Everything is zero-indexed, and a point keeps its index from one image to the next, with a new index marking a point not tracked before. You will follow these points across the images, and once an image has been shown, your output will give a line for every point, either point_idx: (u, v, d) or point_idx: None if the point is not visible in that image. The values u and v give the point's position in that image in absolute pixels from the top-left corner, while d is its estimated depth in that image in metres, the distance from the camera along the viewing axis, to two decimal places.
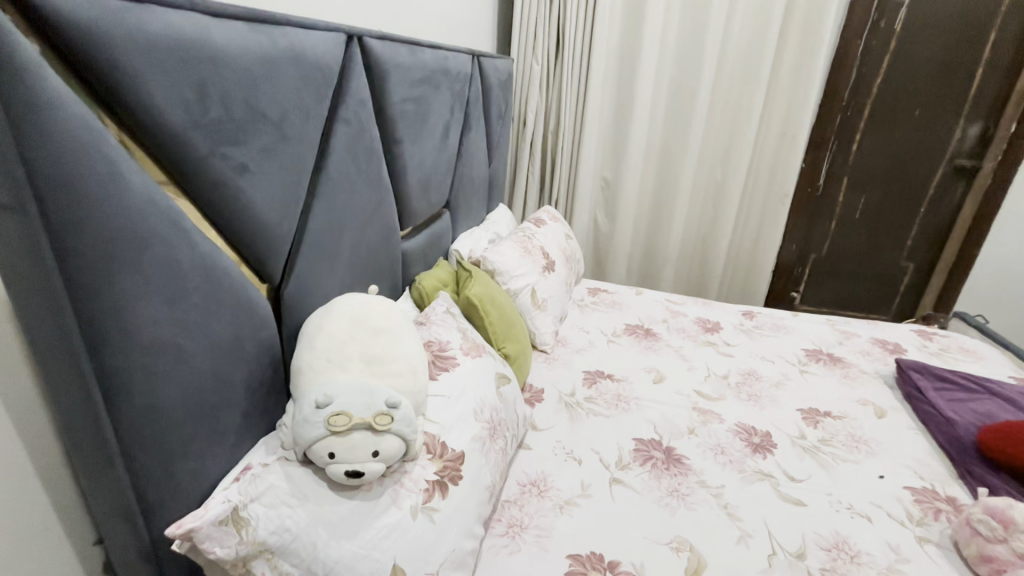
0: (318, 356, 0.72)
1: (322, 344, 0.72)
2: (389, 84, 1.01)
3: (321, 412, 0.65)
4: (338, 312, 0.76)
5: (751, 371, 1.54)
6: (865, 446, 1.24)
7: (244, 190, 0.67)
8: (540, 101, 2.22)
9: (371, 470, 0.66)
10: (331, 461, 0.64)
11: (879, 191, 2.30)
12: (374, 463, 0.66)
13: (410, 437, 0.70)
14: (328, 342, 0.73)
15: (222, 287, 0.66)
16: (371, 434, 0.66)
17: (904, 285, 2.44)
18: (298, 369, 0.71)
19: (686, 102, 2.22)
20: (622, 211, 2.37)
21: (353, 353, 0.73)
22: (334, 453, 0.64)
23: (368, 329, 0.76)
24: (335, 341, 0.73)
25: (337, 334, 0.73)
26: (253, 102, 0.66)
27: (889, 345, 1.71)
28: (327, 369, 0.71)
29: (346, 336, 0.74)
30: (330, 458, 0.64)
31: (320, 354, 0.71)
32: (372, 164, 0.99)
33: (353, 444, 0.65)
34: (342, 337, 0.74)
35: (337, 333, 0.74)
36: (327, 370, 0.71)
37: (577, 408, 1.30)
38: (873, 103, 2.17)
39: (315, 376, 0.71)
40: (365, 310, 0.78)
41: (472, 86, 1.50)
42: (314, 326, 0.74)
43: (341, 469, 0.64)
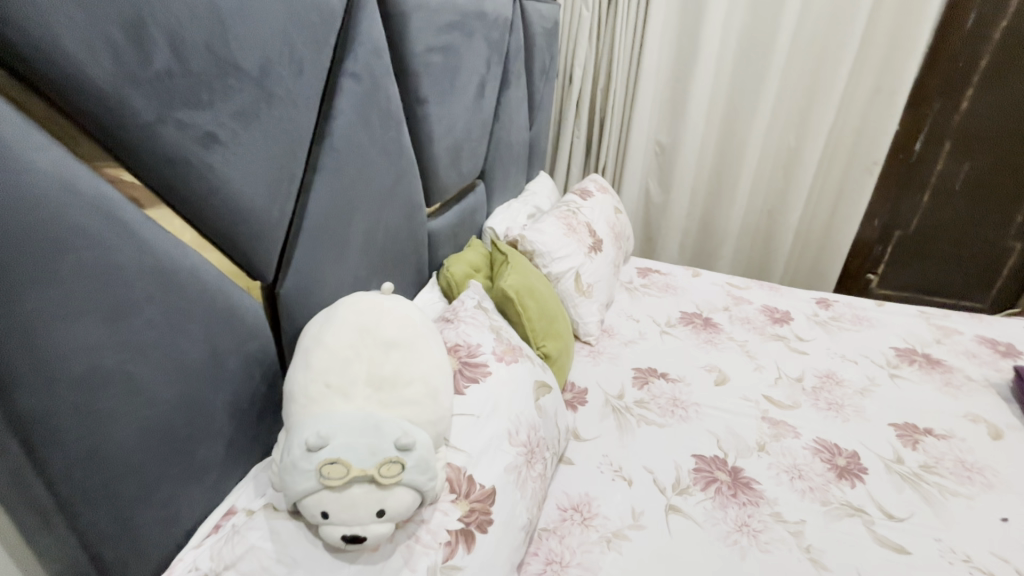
0: (313, 378, 0.57)
1: (320, 363, 0.58)
2: (411, 30, 0.82)
3: (317, 457, 0.51)
4: (342, 319, 0.61)
5: (829, 373, 1.32)
6: (979, 476, 1.03)
7: (215, 168, 0.51)
8: (590, 54, 1.97)
9: (376, 531, 0.52)
10: (326, 518, 0.51)
11: (990, 159, 1.95)
12: (378, 522, 0.52)
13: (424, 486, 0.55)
14: (328, 359, 0.58)
15: (189, 294, 0.51)
16: (376, 488, 0.51)
17: (1009, 270, 2.11)
18: (289, 393, 0.57)
19: (760, 54, 1.91)
20: (677, 179, 2.12)
21: (358, 375, 0.58)
22: (327, 512, 0.51)
23: (376, 342, 0.61)
24: (336, 359, 0.58)
25: (339, 351, 0.59)
26: (222, 49, 0.50)
27: (1001, 346, 1.44)
28: (326, 396, 0.56)
29: (350, 352, 0.59)
30: (326, 516, 0.51)
31: (317, 376, 0.57)
32: (390, 132, 0.81)
33: (353, 502, 0.51)
34: (344, 354, 0.59)
35: (340, 348, 0.59)
36: (325, 397, 0.56)
37: (625, 414, 1.15)
38: (994, 50, 1.80)
39: (310, 402, 0.56)
40: (376, 318, 0.63)
41: (513, 35, 1.28)
42: (313, 338, 0.60)
43: (337, 533, 0.51)
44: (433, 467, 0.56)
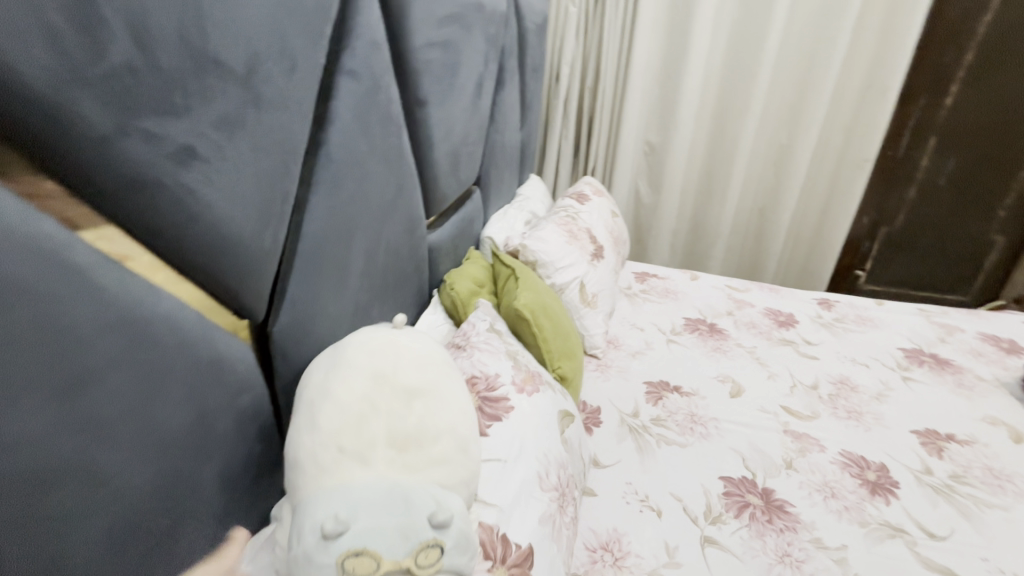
0: (324, 442, 0.47)
1: (329, 423, 0.48)
2: (409, 22, 0.72)
3: (338, 547, 0.41)
4: (353, 366, 0.52)
5: (843, 378, 1.28)
6: (1010, 484, 1.00)
7: (195, 190, 0.41)
8: (577, 51, 1.89)
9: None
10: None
11: (973, 153, 1.96)
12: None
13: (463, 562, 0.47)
14: (341, 417, 0.49)
15: (168, 350, 0.41)
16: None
17: (992, 263, 2.14)
18: (294, 462, 0.47)
19: (750, 50, 1.87)
20: (668, 179, 2.07)
21: (378, 435, 0.49)
22: None
23: (395, 391, 0.52)
24: (350, 417, 0.49)
25: (353, 406, 0.49)
26: (198, 38, 0.39)
27: (1003, 343, 1.44)
28: (340, 464, 0.47)
29: (366, 407, 0.50)
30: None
31: (327, 440, 0.47)
32: (391, 138, 0.71)
33: None
34: (360, 409, 0.50)
35: (354, 403, 0.49)
36: (339, 466, 0.47)
37: (643, 434, 1.07)
38: (977, 46, 1.81)
39: (322, 472, 0.46)
40: (392, 363, 0.53)
41: (508, 29, 1.19)
42: (320, 391, 0.50)
43: None
44: (472, 538, 0.48)
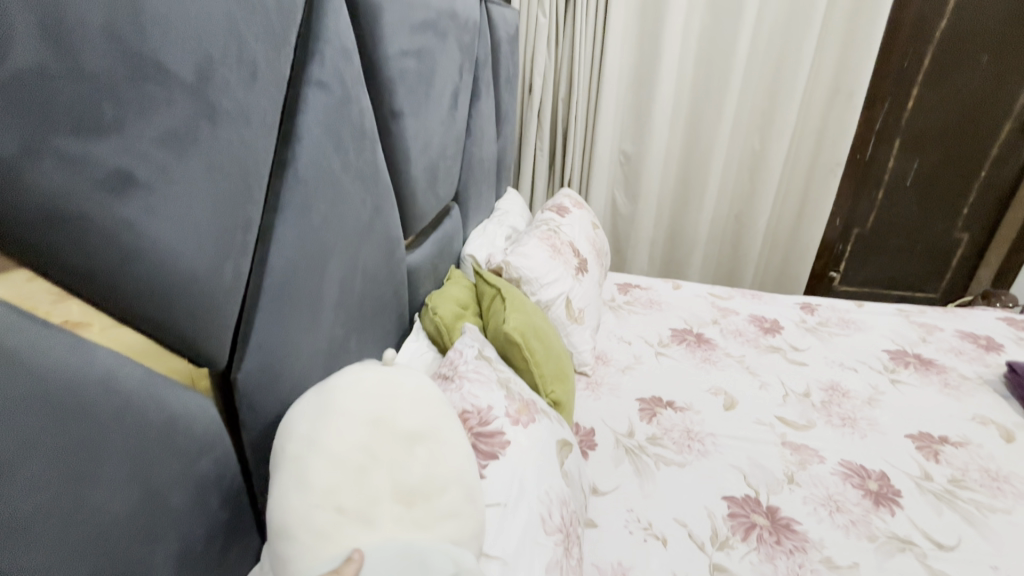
0: (319, 505, 0.44)
1: (324, 482, 0.44)
2: (382, 30, 0.67)
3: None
4: (345, 413, 0.48)
5: (833, 384, 1.27)
6: (1008, 485, 0.99)
7: (135, 224, 0.35)
8: (549, 62, 1.87)
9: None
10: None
11: (936, 154, 2.02)
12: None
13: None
14: (337, 473, 0.45)
15: (105, 415, 0.34)
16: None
17: (957, 260, 2.20)
18: (282, 528, 0.43)
19: (720, 58, 1.89)
20: (645, 188, 2.06)
21: (381, 489, 0.47)
22: None
23: (395, 439, 0.50)
24: (348, 473, 0.46)
25: (351, 461, 0.46)
26: (135, 40, 0.33)
27: (981, 340, 1.46)
28: (340, 527, 0.44)
29: (366, 459, 0.47)
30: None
31: (324, 501, 0.44)
32: (365, 154, 0.65)
33: None
34: (359, 463, 0.47)
35: (352, 456, 0.46)
36: (340, 528, 0.44)
37: (641, 455, 1.02)
38: (935, 51, 1.87)
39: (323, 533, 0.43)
40: (392, 412, 0.51)
41: (481, 40, 1.15)
42: (310, 443, 0.45)
43: None
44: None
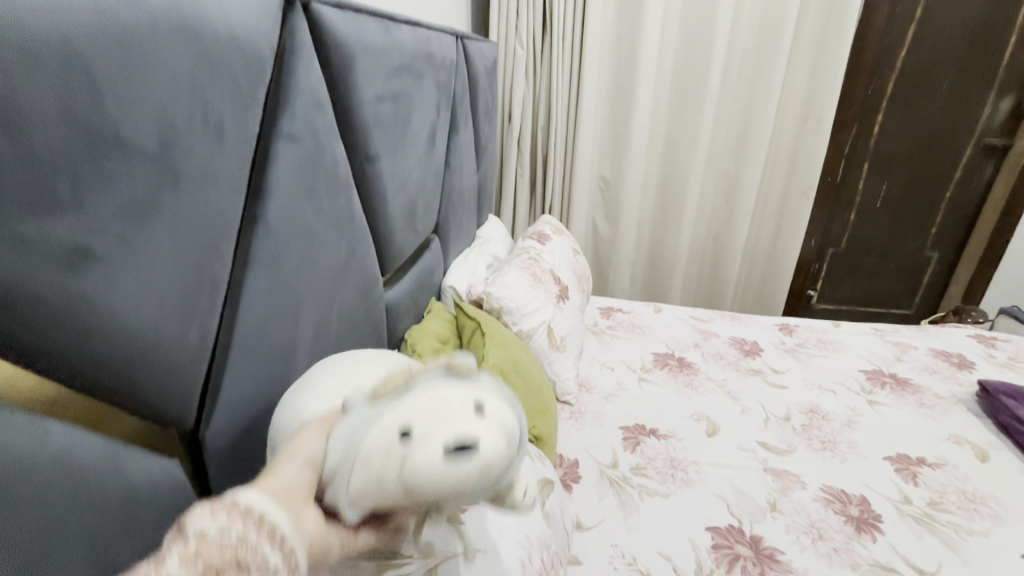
0: (329, 382, 0.49)
1: (330, 370, 0.51)
2: (355, 78, 0.67)
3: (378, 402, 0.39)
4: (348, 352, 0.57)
5: (813, 407, 1.29)
6: (984, 507, 1.01)
7: (93, 298, 0.34)
8: (528, 91, 1.91)
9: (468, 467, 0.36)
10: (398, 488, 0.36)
11: (903, 176, 2.09)
12: (460, 458, 0.35)
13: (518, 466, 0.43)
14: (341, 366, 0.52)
15: (60, 497, 0.33)
16: (474, 407, 0.38)
17: (928, 276, 2.26)
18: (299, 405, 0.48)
19: (694, 86, 1.94)
20: (625, 212, 2.09)
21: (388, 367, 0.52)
22: (409, 428, 0.37)
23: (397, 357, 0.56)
24: (351, 363, 0.52)
25: (353, 360, 0.53)
26: (93, 116, 0.33)
27: (954, 358, 1.50)
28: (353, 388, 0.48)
29: (369, 358, 0.54)
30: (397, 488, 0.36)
31: (333, 379, 0.50)
32: (339, 200, 0.66)
33: (436, 399, 0.38)
34: (362, 360, 0.53)
35: (355, 359, 0.53)
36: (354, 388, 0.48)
37: (624, 486, 1.02)
38: (897, 77, 1.94)
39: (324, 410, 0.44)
40: (389, 357, 0.56)
41: (458, 75, 1.17)
42: (310, 381, 0.51)
43: (433, 446, 0.35)
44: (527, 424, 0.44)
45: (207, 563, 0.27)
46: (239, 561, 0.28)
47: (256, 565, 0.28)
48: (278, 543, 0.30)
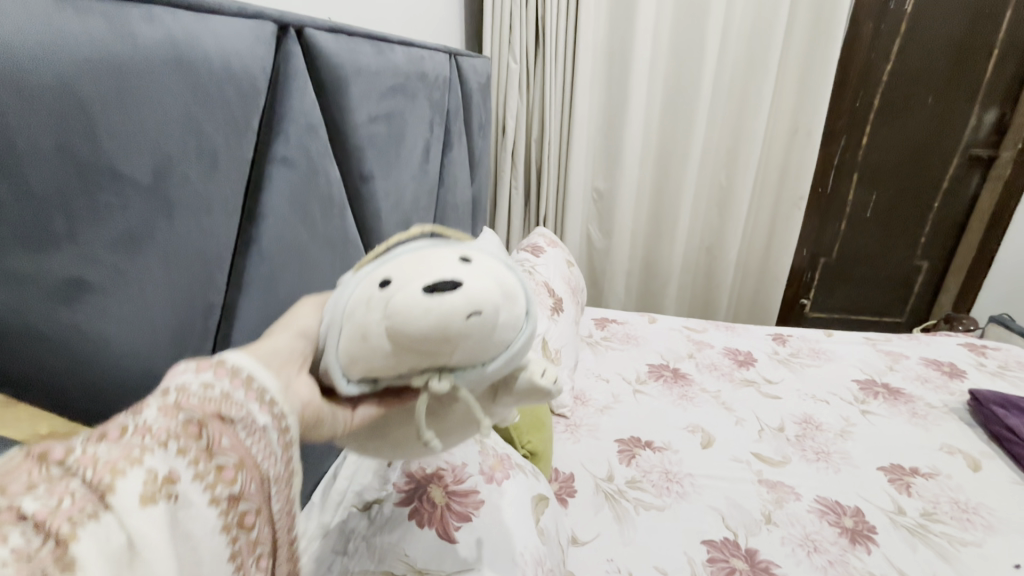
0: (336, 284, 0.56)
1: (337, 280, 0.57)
2: (349, 100, 0.68)
3: (370, 276, 0.46)
4: None
5: (807, 417, 1.29)
6: (976, 516, 1.02)
7: (83, 328, 0.37)
8: (521, 105, 1.93)
9: (448, 303, 0.40)
10: (388, 335, 0.41)
11: (892, 187, 2.12)
12: (437, 293, 0.40)
13: (515, 339, 0.47)
14: None
15: None
16: (455, 264, 0.44)
17: (919, 285, 2.28)
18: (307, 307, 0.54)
19: (683, 100, 1.97)
20: (619, 224, 2.10)
21: None
22: (390, 280, 0.43)
23: None
24: None
25: None
26: (87, 151, 0.35)
27: (945, 367, 1.51)
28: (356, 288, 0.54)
29: None
30: (388, 336, 0.41)
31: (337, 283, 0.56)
32: (334, 220, 0.67)
33: (417, 260, 0.45)
34: None
35: None
36: None
37: (620, 500, 1.02)
38: (884, 90, 1.98)
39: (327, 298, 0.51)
40: None
41: (451, 92, 1.19)
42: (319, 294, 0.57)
43: (412, 286, 0.41)
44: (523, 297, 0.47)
45: (190, 410, 0.31)
46: (221, 412, 0.32)
47: (236, 415, 0.33)
48: (260, 405, 0.35)
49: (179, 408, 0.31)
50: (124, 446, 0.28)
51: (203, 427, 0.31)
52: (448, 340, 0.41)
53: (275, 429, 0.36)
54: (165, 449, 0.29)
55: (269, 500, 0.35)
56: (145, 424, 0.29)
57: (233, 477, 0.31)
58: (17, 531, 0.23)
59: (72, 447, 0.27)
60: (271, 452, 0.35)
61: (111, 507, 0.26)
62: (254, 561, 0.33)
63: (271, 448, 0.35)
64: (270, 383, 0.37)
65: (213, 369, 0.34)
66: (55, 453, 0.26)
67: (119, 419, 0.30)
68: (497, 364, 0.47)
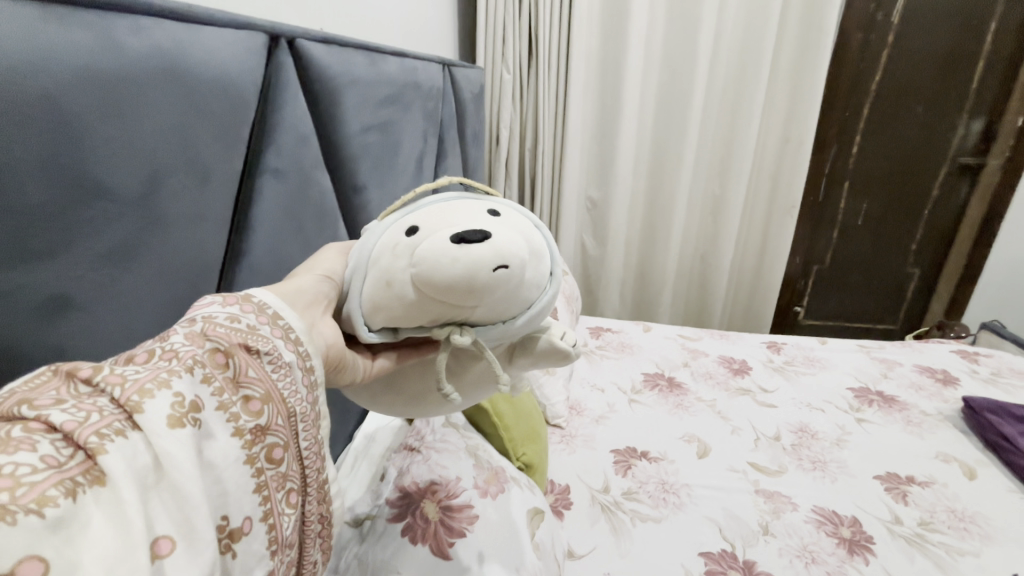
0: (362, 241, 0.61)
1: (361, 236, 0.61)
2: (342, 111, 0.68)
3: (402, 226, 0.52)
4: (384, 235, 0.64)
5: (802, 425, 1.29)
6: (973, 525, 1.01)
7: (67, 348, 0.36)
8: (515, 114, 1.94)
9: (473, 255, 0.46)
10: (416, 279, 0.48)
11: (883, 195, 2.14)
12: (464, 245, 0.47)
13: (532, 299, 0.53)
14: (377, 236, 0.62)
15: None
16: (480, 221, 0.50)
17: (911, 292, 2.30)
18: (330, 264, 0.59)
19: (675, 109, 1.98)
20: (613, 232, 2.10)
21: None
22: (420, 230, 0.50)
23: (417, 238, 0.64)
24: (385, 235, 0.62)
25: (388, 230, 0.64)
26: (73, 166, 0.34)
27: (939, 374, 1.51)
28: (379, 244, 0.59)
29: None
30: (416, 280, 0.48)
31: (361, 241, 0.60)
32: (326, 232, 0.66)
33: (447, 213, 0.51)
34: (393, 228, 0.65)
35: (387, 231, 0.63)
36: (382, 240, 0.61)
37: (617, 512, 1.01)
38: (873, 100, 2.00)
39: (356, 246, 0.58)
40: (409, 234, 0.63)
41: (445, 102, 1.19)
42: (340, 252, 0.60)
43: (442, 236, 0.48)
44: (542, 256, 0.53)
45: (216, 341, 0.37)
46: (245, 344, 0.38)
47: (261, 347, 0.39)
48: (281, 342, 0.41)
49: (206, 337, 0.37)
50: (152, 368, 0.33)
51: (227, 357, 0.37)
52: (474, 291, 0.47)
53: (299, 365, 0.42)
54: (192, 373, 0.34)
55: (296, 434, 0.40)
56: (173, 348, 0.34)
57: (259, 408, 0.37)
58: (47, 441, 0.27)
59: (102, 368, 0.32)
60: (294, 388, 0.41)
61: (137, 424, 0.30)
62: (282, 492, 0.38)
63: (293, 384, 0.41)
64: (293, 322, 0.43)
65: (237, 307, 0.40)
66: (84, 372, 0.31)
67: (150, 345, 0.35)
68: (513, 318, 0.53)
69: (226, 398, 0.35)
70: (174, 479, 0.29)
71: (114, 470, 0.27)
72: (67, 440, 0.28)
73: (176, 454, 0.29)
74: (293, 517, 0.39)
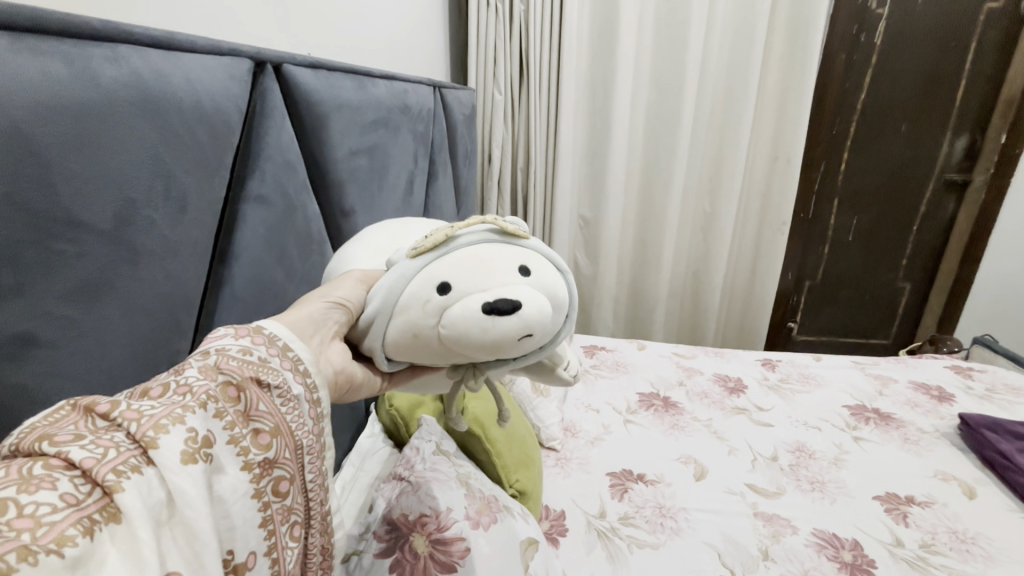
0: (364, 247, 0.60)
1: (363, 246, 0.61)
2: (329, 136, 0.68)
3: (428, 268, 0.50)
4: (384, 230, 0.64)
5: (799, 445, 1.28)
6: (975, 547, 1.00)
7: (32, 388, 0.34)
8: (507, 134, 1.96)
9: (503, 328, 0.47)
10: (444, 339, 0.49)
11: (872, 211, 2.16)
12: (496, 317, 0.47)
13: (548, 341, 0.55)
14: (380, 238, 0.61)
15: None
16: (514, 284, 0.49)
17: (903, 306, 2.31)
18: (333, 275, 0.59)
19: (664, 128, 2.00)
20: (605, 250, 2.11)
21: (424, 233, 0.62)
22: (450, 286, 0.48)
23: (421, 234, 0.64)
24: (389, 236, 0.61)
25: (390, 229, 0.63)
26: (40, 200, 0.33)
27: (934, 391, 1.51)
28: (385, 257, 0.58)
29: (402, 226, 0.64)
30: (445, 339, 0.49)
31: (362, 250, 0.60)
32: (312, 258, 0.65)
33: (478, 266, 0.49)
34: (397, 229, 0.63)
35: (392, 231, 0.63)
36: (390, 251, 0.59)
37: (613, 538, 0.99)
38: (859, 118, 2.04)
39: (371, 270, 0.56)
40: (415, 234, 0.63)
41: (436, 124, 1.19)
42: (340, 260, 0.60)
43: (474, 301, 0.47)
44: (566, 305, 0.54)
45: (230, 373, 0.36)
46: (257, 377, 0.37)
47: (271, 381, 0.39)
48: (291, 374, 0.41)
49: (220, 370, 0.36)
50: (168, 403, 0.32)
51: (240, 391, 0.36)
52: (497, 349, 0.49)
53: (306, 399, 0.42)
54: (205, 407, 0.33)
55: (302, 467, 0.39)
56: (188, 382, 0.34)
57: (268, 441, 0.36)
58: (66, 479, 0.27)
59: (117, 402, 0.31)
60: (300, 420, 0.40)
61: (152, 460, 0.29)
62: (287, 526, 0.37)
63: (301, 416, 0.40)
64: (304, 354, 0.43)
65: (250, 339, 0.40)
66: (100, 407, 0.30)
67: (163, 377, 0.34)
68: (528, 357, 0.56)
69: (237, 432, 0.34)
70: (185, 517, 0.29)
71: (128, 509, 0.27)
72: (86, 476, 0.27)
73: (188, 491, 0.29)
74: (296, 551, 0.38)
